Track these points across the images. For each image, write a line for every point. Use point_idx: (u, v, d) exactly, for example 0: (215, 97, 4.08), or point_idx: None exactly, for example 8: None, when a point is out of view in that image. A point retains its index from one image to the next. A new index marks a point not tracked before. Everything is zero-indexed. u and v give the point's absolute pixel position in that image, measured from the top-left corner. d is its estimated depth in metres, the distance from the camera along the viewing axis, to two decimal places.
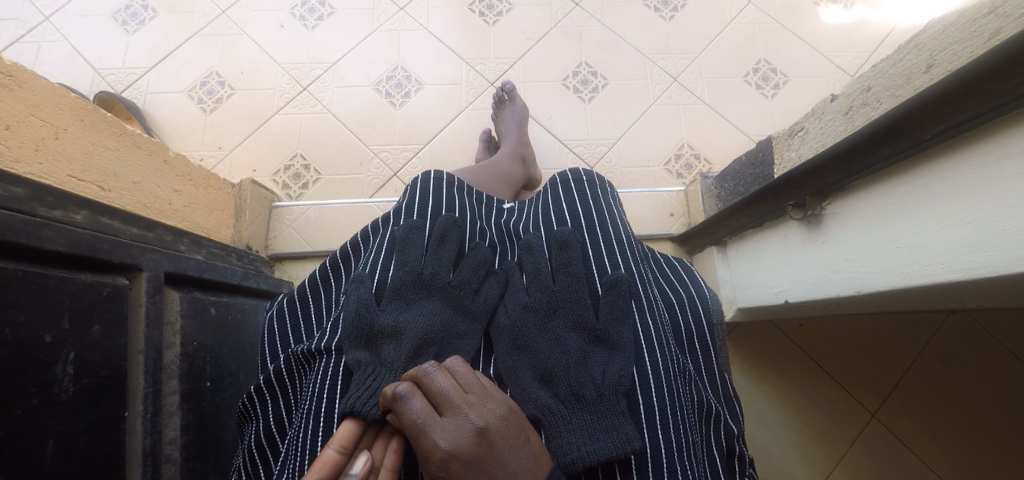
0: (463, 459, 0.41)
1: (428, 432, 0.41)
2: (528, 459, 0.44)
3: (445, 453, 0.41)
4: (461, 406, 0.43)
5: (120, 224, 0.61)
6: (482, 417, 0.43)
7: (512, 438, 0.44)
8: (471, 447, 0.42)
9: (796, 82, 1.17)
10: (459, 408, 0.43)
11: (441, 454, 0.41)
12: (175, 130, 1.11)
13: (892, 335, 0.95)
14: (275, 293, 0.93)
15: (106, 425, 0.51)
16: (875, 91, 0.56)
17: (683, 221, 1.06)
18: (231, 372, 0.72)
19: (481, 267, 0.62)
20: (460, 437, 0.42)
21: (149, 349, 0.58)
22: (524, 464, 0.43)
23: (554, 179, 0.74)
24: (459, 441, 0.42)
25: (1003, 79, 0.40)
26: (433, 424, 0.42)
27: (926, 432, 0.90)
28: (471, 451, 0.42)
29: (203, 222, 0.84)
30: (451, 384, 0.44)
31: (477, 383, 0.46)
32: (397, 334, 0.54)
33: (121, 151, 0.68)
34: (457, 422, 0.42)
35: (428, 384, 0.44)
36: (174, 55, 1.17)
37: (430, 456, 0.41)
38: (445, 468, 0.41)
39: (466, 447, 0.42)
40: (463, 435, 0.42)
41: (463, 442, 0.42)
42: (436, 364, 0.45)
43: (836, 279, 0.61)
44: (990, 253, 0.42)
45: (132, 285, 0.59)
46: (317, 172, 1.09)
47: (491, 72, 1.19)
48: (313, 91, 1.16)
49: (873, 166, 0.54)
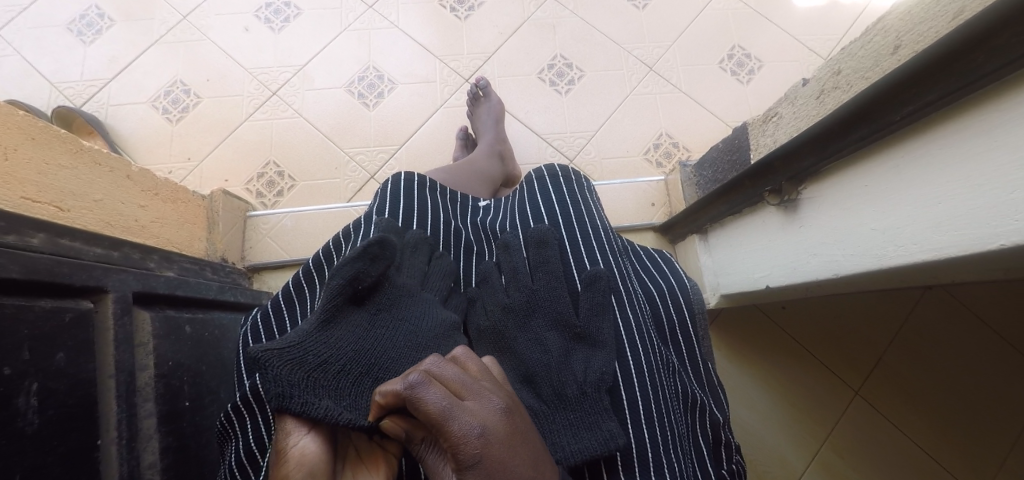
0: (500, 439, 0.36)
1: (459, 413, 0.36)
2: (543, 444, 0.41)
3: (480, 434, 0.35)
4: (480, 389, 0.39)
5: (82, 245, 0.59)
6: (502, 399, 0.39)
7: (527, 422, 0.41)
8: (504, 426, 0.37)
9: (770, 67, 1.18)
10: (480, 390, 0.39)
11: (478, 436, 0.35)
12: (141, 142, 1.08)
13: (872, 312, 0.97)
14: (254, 305, 0.91)
15: (77, 455, 0.49)
16: (845, 74, 0.57)
17: (664, 210, 1.06)
18: (211, 389, 0.70)
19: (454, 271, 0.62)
20: (491, 417, 0.37)
21: (120, 374, 0.56)
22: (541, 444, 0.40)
23: (530, 175, 0.73)
24: (491, 420, 0.37)
25: (966, 59, 0.40)
26: (462, 406, 0.36)
27: (907, 404, 0.92)
28: (505, 428, 0.37)
29: (173, 237, 0.82)
30: (460, 370, 0.40)
31: (483, 374, 0.42)
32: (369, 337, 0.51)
33: (78, 168, 0.65)
34: (483, 402, 0.38)
35: (438, 372, 0.39)
36: (135, 64, 1.13)
37: (466, 441, 0.35)
38: (484, 453, 0.35)
39: (499, 426, 0.37)
40: (493, 414, 0.37)
41: (495, 421, 0.37)
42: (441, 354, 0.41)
43: (815, 263, 0.62)
44: (960, 233, 0.42)
45: (97, 308, 0.57)
46: (292, 178, 1.07)
47: (464, 68, 1.17)
48: (282, 95, 1.13)
49: (847, 147, 0.54)
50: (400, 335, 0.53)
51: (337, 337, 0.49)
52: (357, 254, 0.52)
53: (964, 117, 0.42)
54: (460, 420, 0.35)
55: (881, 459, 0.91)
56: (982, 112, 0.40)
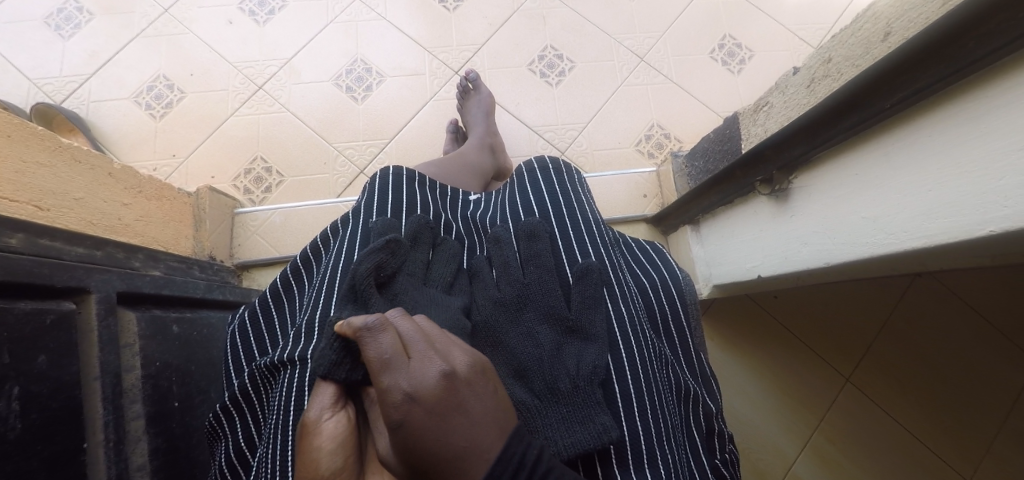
0: (428, 407, 0.34)
1: (394, 369, 0.36)
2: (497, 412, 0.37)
3: (404, 396, 0.34)
4: (428, 350, 0.37)
5: (63, 245, 0.58)
6: (447, 362, 0.37)
7: (481, 390, 0.37)
8: (437, 392, 0.35)
9: (761, 57, 1.17)
10: (427, 350, 0.37)
11: (401, 398, 0.34)
12: (124, 139, 1.06)
13: (862, 300, 0.97)
14: (244, 303, 0.90)
15: (63, 459, 0.48)
16: (836, 62, 0.56)
17: (657, 202, 1.06)
18: (201, 389, 0.69)
19: (452, 261, 0.61)
20: (426, 381, 0.35)
21: (105, 375, 0.55)
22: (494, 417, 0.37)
23: (520, 168, 0.73)
24: (424, 384, 0.35)
25: (956, 45, 0.40)
26: (398, 363, 0.36)
27: (896, 390, 0.94)
28: (437, 397, 0.35)
29: (159, 235, 0.80)
30: (417, 328, 0.39)
31: (445, 335, 0.40)
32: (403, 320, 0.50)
33: (57, 166, 0.63)
34: (422, 362, 0.36)
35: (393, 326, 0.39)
36: (116, 59, 1.11)
37: (389, 398, 0.35)
38: (405, 417, 0.34)
39: (430, 393, 0.35)
40: (428, 377, 0.35)
41: (428, 384, 0.35)
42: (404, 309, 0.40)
43: (806, 252, 0.62)
44: (950, 220, 0.42)
45: (80, 309, 0.55)
46: (280, 174, 1.05)
47: (454, 60, 1.16)
48: (269, 89, 1.11)
49: (837, 135, 0.54)
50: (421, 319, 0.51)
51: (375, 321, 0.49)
52: (376, 247, 0.54)
53: (953, 103, 0.41)
54: (388, 376, 0.35)
55: (871, 444, 0.92)
56: (971, 98, 0.40)
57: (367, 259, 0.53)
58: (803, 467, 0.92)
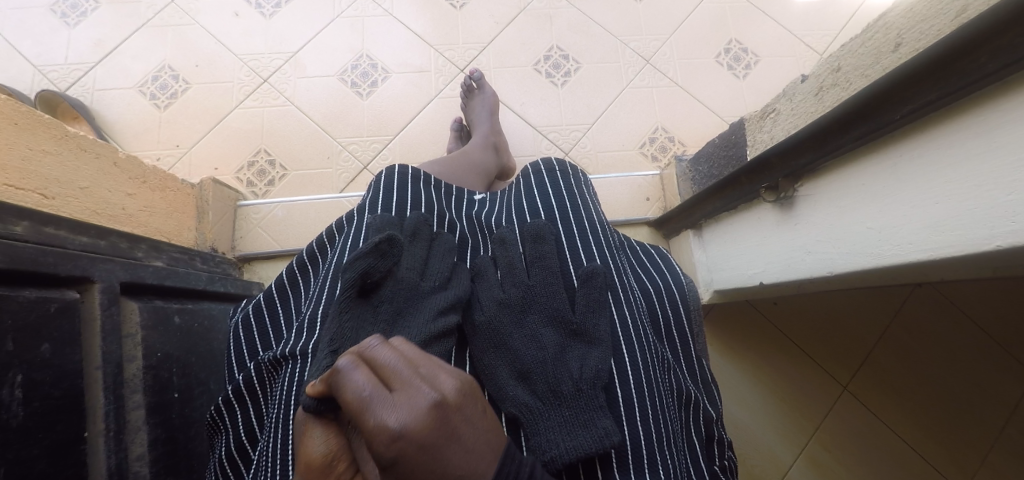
0: (421, 442, 0.32)
1: (380, 405, 0.33)
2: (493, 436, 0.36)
3: (393, 434, 0.31)
4: (413, 378, 0.34)
5: (67, 234, 0.58)
6: (435, 390, 0.34)
7: (473, 417, 0.35)
8: (428, 425, 0.32)
9: (767, 62, 1.17)
10: (412, 379, 0.34)
11: (392, 435, 0.32)
12: (128, 128, 1.05)
13: (861, 309, 0.98)
14: (245, 296, 0.90)
15: (64, 448, 0.48)
16: (845, 72, 0.57)
17: (659, 205, 1.06)
18: (201, 381, 0.69)
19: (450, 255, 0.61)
20: (417, 413, 0.32)
21: (107, 366, 0.55)
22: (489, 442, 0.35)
23: (526, 169, 0.73)
24: (415, 417, 0.32)
25: (969, 59, 0.40)
26: (382, 398, 0.33)
27: (894, 399, 0.94)
28: (428, 429, 0.32)
29: (161, 226, 0.80)
30: (399, 356, 0.36)
31: (430, 357, 0.37)
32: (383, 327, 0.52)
33: (63, 154, 0.63)
34: (409, 393, 0.33)
35: (372, 357, 0.36)
36: (122, 48, 1.11)
37: (380, 438, 0.32)
38: (398, 454, 0.32)
39: (422, 426, 0.32)
40: (418, 409, 0.32)
41: (419, 417, 0.32)
42: (383, 336, 0.37)
43: (809, 260, 0.62)
44: (956, 233, 0.42)
45: (83, 299, 0.55)
46: (283, 167, 1.05)
47: (460, 58, 1.16)
48: (274, 82, 1.11)
49: (844, 145, 0.54)
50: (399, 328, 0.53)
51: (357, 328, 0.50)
52: (368, 249, 0.53)
53: (963, 117, 0.42)
54: (374, 414, 0.32)
55: (868, 452, 0.93)
56: (981, 112, 0.40)
57: (358, 262, 0.53)
58: (799, 474, 0.93)
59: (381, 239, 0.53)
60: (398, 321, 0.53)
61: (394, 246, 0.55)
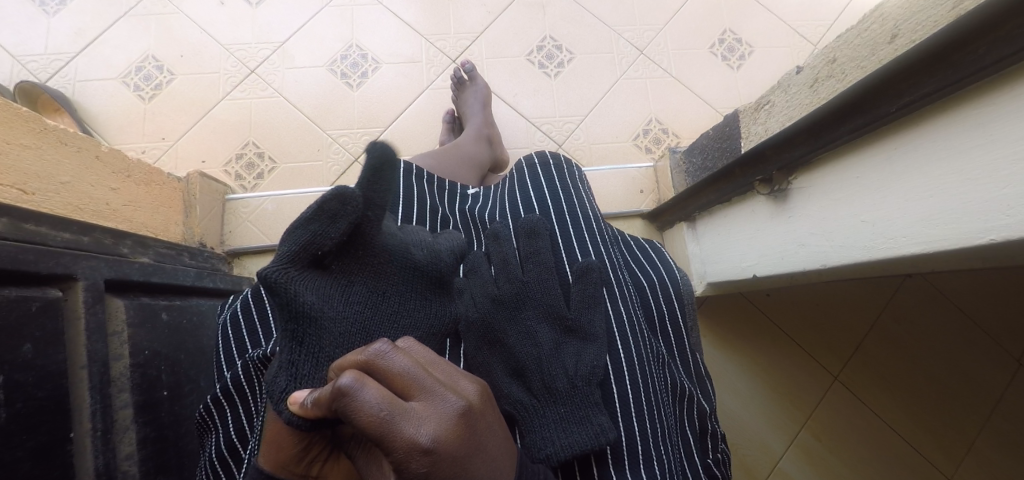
0: (453, 453, 0.30)
1: (409, 420, 0.30)
2: (506, 441, 0.36)
3: (426, 449, 0.29)
4: (434, 385, 0.33)
5: (49, 230, 0.56)
6: (460, 397, 0.33)
7: (491, 420, 0.35)
8: (459, 434, 0.31)
9: (760, 53, 1.17)
10: (433, 387, 0.33)
11: (426, 452, 0.29)
12: (112, 120, 1.03)
13: (853, 298, 0.99)
14: (235, 291, 0.89)
15: (49, 449, 0.47)
16: (841, 63, 0.56)
17: (653, 197, 1.06)
18: (191, 378, 0.68)
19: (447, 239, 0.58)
20: (447, 423, 0.31)
21: (93, 364, 0.54)
22: (504, 447, 0.36)
23: (520, 163, 0.72)
24: (445, 428, 0.31)
25: (967, 50, 0.40)
26: (408, 412, 0.30)
27: (882, 389, 0.96)
28: (459, 439, 0.31)
29: (147, 221, 0.79)
30: (413, 362, 0.33)
31: (442, 363, 0.36)
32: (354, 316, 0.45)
33: (43, 148, 0.61)
34: (436, 403, 0.32)
35: (385, 366, 0.33)
36: (104, 37, 1.08)
37: (412, 457, 0.29)
38: (431, 470, 0.29)
39: (453, 437, 0.31)
40: (447, 419, 0.31)
41: (449, 428, 0.31)
42: (391, 341, 0.34)
43: (802, 253, 0.62)
44: (950, 225, 0.42)
45: (67, 297, 0.54)
46: (272, 160, 1.03)
47: (451, 48, 1.14)
48: (261, 73, 1.09)
49: (840, 137, 0.54)
50: (381, 310, 0.47)
51: (325, 311, 0.43)
52: (313, 214, 0.44)
53: (960, 109, 0.41)
54: (405, 432, 0.29)
55: (858, 441, 0.94)
56: (977, 104, 0.40)
57: (304, 229, 0.44)
58: (789, 463, 0.94)
59: (331, 205, 0.43)
60: (382, 303, 0.47)
61: (350, 204, 0.44)
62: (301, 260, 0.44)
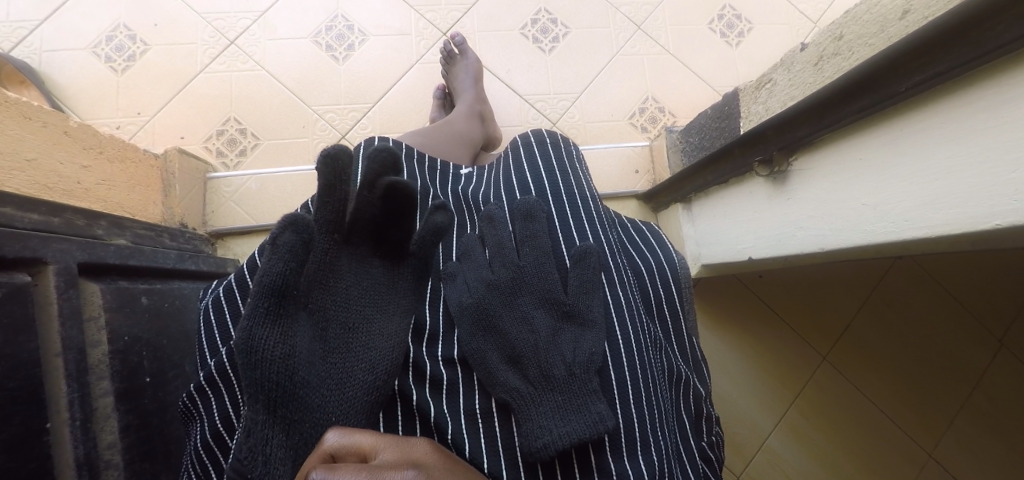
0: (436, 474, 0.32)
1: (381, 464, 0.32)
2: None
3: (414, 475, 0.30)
4: (390, 443, 0.34)
5: (14, 211, 0.53)
6: (417, 441, 0.35)
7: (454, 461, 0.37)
8: (431, 462, 0.33)
9: (760, 30, 1.14)
10: (392, 442, 0.34)
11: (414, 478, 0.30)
12: (82, 94, 0.97)
13: (844, 280, 0.99)
14: (219, 273, 0.86)
15: (25, 440, 0.45)
16: (847, 40, 0.54)
17: (648, 178, 1.04)
18: (174, 364, 0.66)
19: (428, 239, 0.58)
20: (415, 458, 0.33)
21: (68, 352, 0.51)
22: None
23: (516, 141, 0.70)
24: (417, 459, 0.33)
25: (984, 28, 0.38)
26: (382, 462, 0.31)
27: (869, 370, 0.97)
28: (434, 467, 0.33)
29: (123, 200, 0.75)
30: (362, 437, 0.34)
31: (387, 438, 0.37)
32: (321, 350, 0.51)
33: (5, 123, 0.57)
34: (401, 449, 0.34)
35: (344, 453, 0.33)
36: (70, 4, 1.01)
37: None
38: None
39: (428, 465, 0.33)
40: (416, 455, 0.33)
41: (423, 460, 0.33)
42: (338, 431, 0.35)
43: (800, 236, 0.62)
44: (955, 209, 0.41)
45: (37, 281, 0.51)
46: (255, 136, 0.99)
47: (442, 21, 1.09)
48: (241, 45, 1.03)
49: (845, 118, 0.52)
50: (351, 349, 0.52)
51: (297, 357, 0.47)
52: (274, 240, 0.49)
53: (972, 89, 0.40)
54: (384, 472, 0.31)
55: (845, 420, 0.96)
56: (991, 83, 0.38)
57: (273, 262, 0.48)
58: (778, 441, 0.95)
59: (290, 240, 0.48)
60: (352, 339, 0.53)
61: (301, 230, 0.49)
62: (266, 306, 0.47)
